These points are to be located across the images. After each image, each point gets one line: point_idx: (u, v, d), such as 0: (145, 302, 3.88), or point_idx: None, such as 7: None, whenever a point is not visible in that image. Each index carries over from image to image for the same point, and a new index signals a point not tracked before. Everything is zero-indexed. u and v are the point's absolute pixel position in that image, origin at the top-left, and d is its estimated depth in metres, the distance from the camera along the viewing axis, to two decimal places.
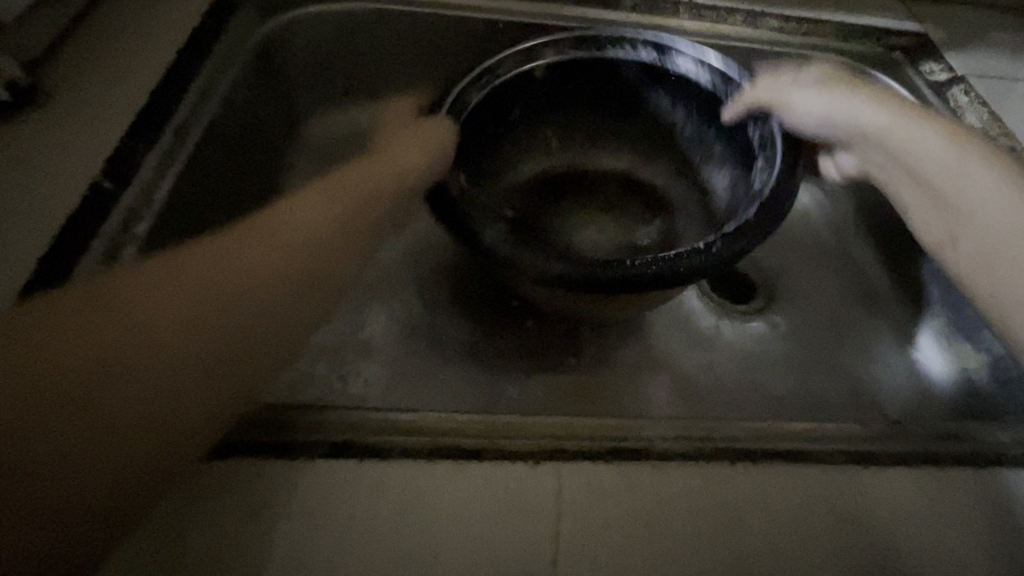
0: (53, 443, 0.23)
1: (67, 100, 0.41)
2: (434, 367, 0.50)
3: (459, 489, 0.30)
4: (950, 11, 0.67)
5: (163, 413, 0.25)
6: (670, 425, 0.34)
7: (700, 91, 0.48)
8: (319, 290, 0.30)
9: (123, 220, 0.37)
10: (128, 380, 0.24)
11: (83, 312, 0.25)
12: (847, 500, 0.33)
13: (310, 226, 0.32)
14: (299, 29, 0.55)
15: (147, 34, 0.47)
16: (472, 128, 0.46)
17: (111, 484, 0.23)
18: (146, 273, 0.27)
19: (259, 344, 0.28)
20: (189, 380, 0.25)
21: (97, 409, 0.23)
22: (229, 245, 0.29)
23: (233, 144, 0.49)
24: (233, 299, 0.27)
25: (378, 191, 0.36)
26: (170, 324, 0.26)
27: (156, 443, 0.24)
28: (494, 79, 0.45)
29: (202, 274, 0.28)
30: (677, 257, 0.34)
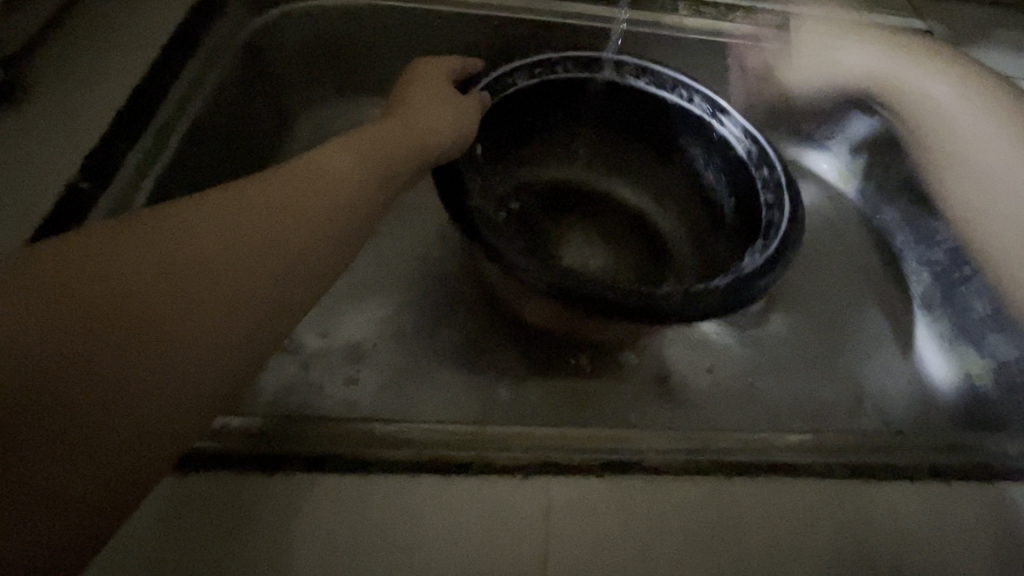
0: (63, 413, 0.21)
1: (46, 97, 0.40)
2: (427, 372, 0.49)
3: (446, 504, 0.29)
4: (957, 8, 0.66)
5: (138, 393, 0.22)
6: (668, 435, 0.33)
7: (734, 156, 0.47)
8: (319, 262, 0.28)
9: (102, 222, 0.36)
10: (143, 347, 0.22)
11: (89, 272, 0.23)
12: (849, 514, 0.32)
13: (331, 188, 0.31)
14: (289, 25, 0.54)
15: (131, 29, 0.45)
16: (506, 111, 0.47)
17: (131, 454, 0.22)
18: (120, 235, 0.24)
19: (250, 321, 0.25)
20: (210, 349, 0.24)
21: (62, 386, 0.21)
22: (246, 205, 0.27)
23: (222, 143, 0.48)
24: (223, 269, 0.25)
25: (386, 158, 0.34)
26: (150, 292, 0.23)
27: (130, 429, 0.22)
28: (547, 75, 0.46)
29: (221, 234, 0.26)
30: (694, 312, 0.33)
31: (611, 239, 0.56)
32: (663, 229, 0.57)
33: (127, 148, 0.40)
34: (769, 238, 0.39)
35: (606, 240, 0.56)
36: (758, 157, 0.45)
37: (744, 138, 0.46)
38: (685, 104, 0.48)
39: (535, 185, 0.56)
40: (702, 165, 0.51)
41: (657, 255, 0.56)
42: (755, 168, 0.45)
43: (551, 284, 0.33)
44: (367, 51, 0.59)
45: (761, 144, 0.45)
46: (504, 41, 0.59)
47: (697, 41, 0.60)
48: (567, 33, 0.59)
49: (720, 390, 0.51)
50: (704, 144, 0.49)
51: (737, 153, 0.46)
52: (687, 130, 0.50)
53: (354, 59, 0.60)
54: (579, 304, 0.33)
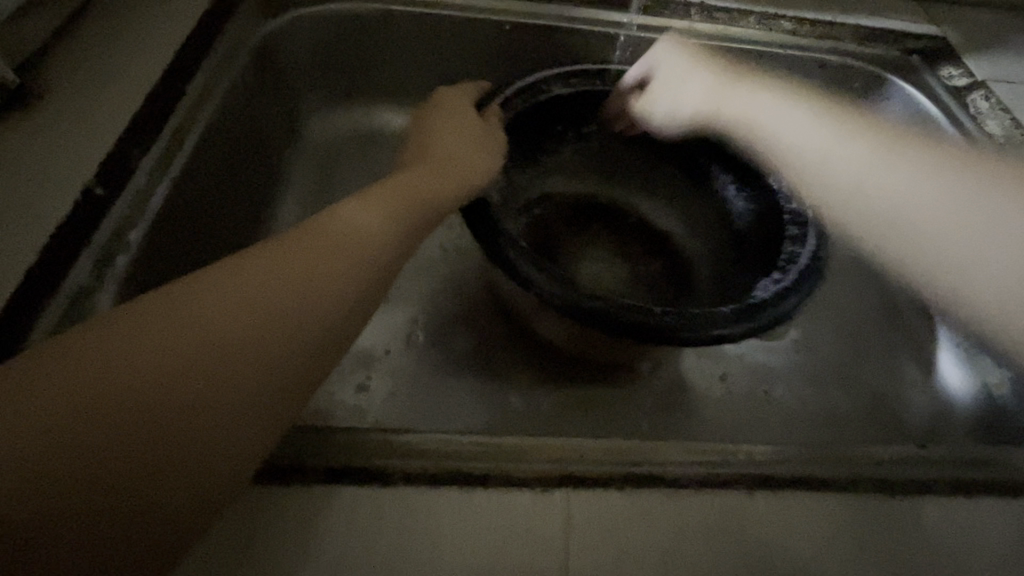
0: (141, 449, 0.22)
1: (58, 100, 0.40)
2: (437, 379, 0.49)
3: (462, 518, 0.29)
4: (968, 14, 0.65)
5: (195, 447, 0.23)
6: (687, 446, 0.32)
7: (765, 189, 0.46)
8: (356, 307, 0.29)
9: (117, 228, 0.36)
10: (213, 380, 0.24)
11: (161, 318, 0.25)
12: (874, 529, 0.31)
13: (374, 221, 0.33)
14: (299, 29, 0.54)
15: (143, 33, 0.45)
16: (541, 116, 0.49)
17: (203, 483, 0.23)
18: (183, 285, 0.26)
19: (294, 370, 0.26)
20: (271, 377, 0.26)
21: (123, 443, 0.22)
22: (302, 243, 0.30)
23: (233, 149, 0.49)
24: (268, 322, 0.26)
25: (416, 202, 0.36)
26: (202, 349, 0.24)
27: (189, 482, 0.23)
28: (585, 85, 0.49)
29: (277, 272, 0.28)
30: (723, 335, 0.35)
31: (625, 254, 0.57)
32: (683, 252, 0.57)
33: (141, 153, 0.40)
34: (785, 273, 0.39)
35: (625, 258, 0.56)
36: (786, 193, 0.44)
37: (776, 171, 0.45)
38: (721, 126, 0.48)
39: (561, 196, 0.57)
40: (733, 195, 0.51)
41: (676, 275, 0.56)
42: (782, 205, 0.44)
43: (576, 302, 0.35)
44: (377, 56, 0.59)
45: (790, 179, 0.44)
46: (514, 46, 0.59)
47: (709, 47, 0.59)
48: (578, 38, 0.58)
49: (732, 399, 0.51)
50: (737, 170, 0.49)
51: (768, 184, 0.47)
52: (723, 154, 0.50)
53: (364, 64, 0.60)
54: (608, 322, 0.35)
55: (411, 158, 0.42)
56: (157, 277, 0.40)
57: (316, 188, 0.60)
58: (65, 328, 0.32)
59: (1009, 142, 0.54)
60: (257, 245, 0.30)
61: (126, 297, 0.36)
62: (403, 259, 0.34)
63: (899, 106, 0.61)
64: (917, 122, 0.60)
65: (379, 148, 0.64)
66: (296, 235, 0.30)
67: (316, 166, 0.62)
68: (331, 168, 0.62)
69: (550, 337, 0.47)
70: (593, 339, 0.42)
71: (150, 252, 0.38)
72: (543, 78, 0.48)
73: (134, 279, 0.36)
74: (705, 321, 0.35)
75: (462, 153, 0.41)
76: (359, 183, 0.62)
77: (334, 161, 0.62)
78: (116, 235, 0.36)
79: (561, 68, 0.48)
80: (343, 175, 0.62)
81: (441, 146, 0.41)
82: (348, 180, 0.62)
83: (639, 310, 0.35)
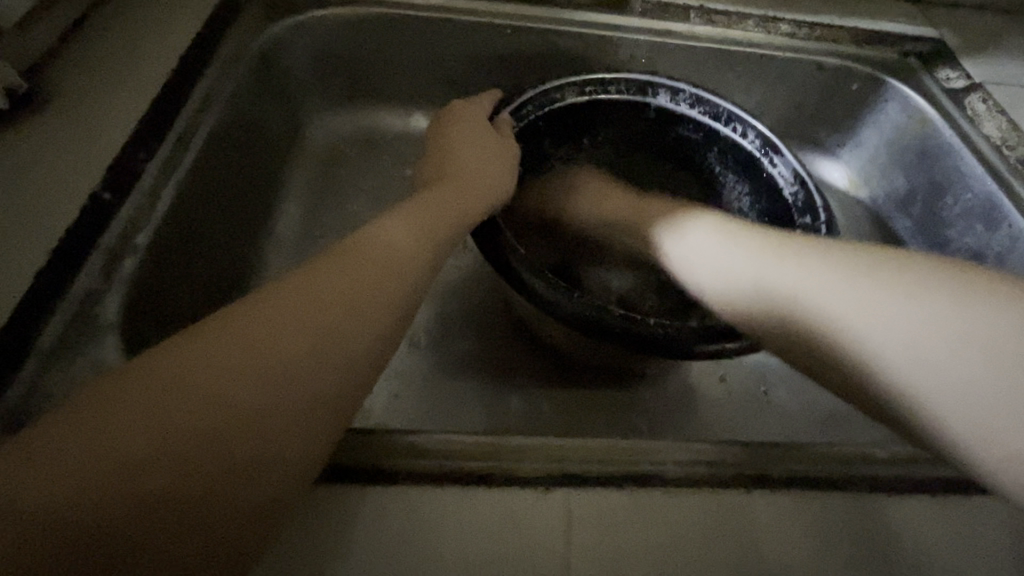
0: (202, 462, 0.23)
1: (64, 107, 0.40)
2: (440, 380, 0.49)
3: (463, 516, 0.29)
4: (964, 15, 0.66)
5: (247, 474, 0.24)
6: (686, 446, 0.33)
7: (783, 197, 0.50)
8: (388, 328, 0.31)
9: (123, 230, 0.37)
10: (267, 395, 0.25)
11: (215, 338, 0.26)
12: (868, 526, 0.31)
13: (410, 236, 0.35)
14: (302, 35, 0.54)
15: (147, 39, 0.46)
16: (553, 120, 0.53)
17: (259, 494, 0.24)
18: (233, 309, 0.27)
19: (335, 390, 0.27)
20: (321, 391, 0.27)
21: (183, 457, 0.23)
22: (347, 256, 0.32)
23: (235, 153, 0.49)
24: (309, 346, 0.27)
25: (443, 216, 0.39)
26: (247, 379, 0.25)
27: (242, 506, 0.24)
28: (598, 94, 0.52)
29: (323, 289, 0.29)
30: (724, 347, 0.36)
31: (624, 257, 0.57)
32: None
33: (146, 158, 0.40)
34: None
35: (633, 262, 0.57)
36: (803, 201, 0.47)
37: (793, 181, 0.49)
38: (739, 138, 0.52)
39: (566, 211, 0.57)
40: (748, 206, 0.55)
41: None
42: (799, 213, 0.47)
43: (584, 312, 0.37)
44: (379, 60, 0.60)
45: (807, 188, 0.48)
46: (514, 49, 0.60)
47: (709, 49, 0.60)
48: (577, 41, 0.59)
49: (731, 399, 0.52)
50: (753, 181, 0.54)
51: (781, 191, 0.50)
52: (741, 163, 0.54)
53: (365, 70, 0.60)
54: (611, 331, 0.37)
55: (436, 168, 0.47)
56: (163, 280, 0.41)
57: (320, 192, 0.61)
58: (74, 332, 0.33)
59: (1005, 144, 0.55)
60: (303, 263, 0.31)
61: (132, 300, 0.36)
62: (431, 271, 0.36)
63: (896, 107, 0.61)
64: (914, 123, 0.60)
65: (380, 151, 0.65)
66: (327, 259, 0.31)
67: (318, 169, 0.63)
68: (336, 171, 0.63)
69: (554, 342, 0.48)
70: (595, 346, 0.43)
71: (155, 255, 0.39)
72: (556, 88, 0.51)
73: (140, 283, 0.37)
74: (703, 335, 0.36)
75: (475, 174, 0.45)
76: (362, 186, 0.63)
77: (337, 165, 0.63)
78: (123, 239, 0.37)
79: (574, 78, 0.51)
80: (348, 178, 0.63)
81: (462, 165, 0.46)
82: (352, 183, 0.63)
83: (637, 321, 0.37)
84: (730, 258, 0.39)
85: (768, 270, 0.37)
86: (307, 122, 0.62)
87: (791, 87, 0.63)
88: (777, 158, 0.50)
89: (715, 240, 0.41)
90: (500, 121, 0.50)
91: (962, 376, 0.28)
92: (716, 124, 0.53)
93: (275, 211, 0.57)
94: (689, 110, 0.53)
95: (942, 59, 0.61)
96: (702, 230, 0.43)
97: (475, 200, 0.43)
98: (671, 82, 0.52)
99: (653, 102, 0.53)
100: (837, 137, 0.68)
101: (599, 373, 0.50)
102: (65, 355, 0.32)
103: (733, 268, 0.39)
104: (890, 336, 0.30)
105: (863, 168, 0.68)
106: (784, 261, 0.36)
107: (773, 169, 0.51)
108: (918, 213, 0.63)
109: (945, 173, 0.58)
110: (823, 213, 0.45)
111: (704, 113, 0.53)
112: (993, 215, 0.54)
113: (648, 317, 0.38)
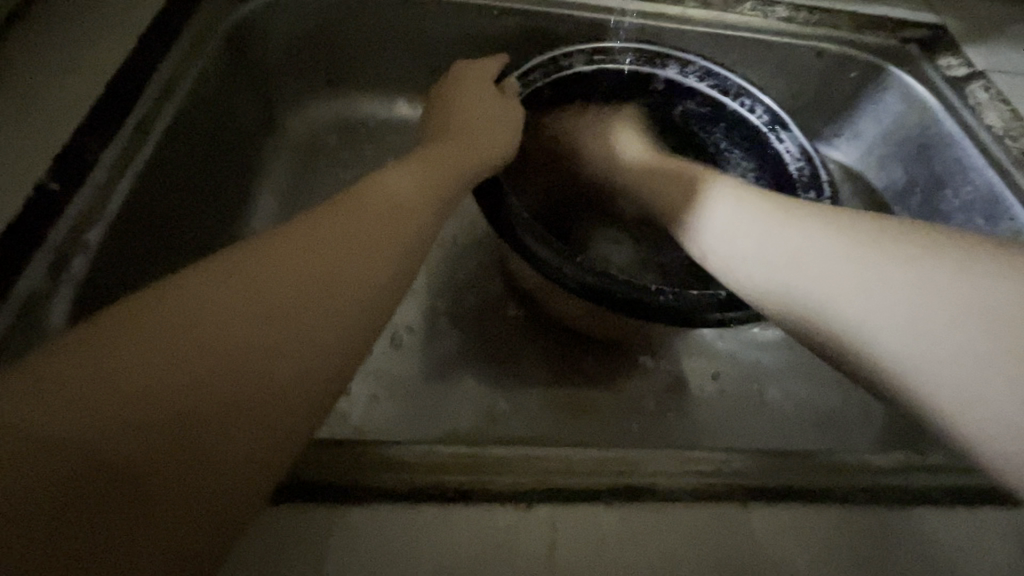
0: (163, 444, 0.21)
1: (13, 90, 0.37)
2: (423, 380, 0.47)
3: (441, 539, 0.27)
4: (969, 1, 0.63)
5: (220, 454, 0.22)
6: (677, 457, 0.31)
7: (787, 171, 0.49)
8: (371, 309, 0.28)
9: (75, 224, 0.34)
10: (242, 371, 0.23)
11: (190, 306, 0.24)
12: (870, 543, 0.30)
13: (409, 201, 0.34)
14: (276, 15, 0.51)
15: (105, 17, 0.42)
16: (558, 91, 0.51)
17: (225, 483, 0.22)
18: (214, 272, 0.26)
19: (322, 363, 0.25)
20: (303, 368, 0.25)
21: (144, 435, 0.21)
22: (341, 220, 0.30)
23: (202, 140, 0.46)
24: (286, 321, 0.25)
25: (443, 184, 0.37)
26: (216, 353, 0.23)
27: (216, 488, 0.22)
28: (606, 64, 0.50)
29: (311, 259, 0.27)
30: (727, 316, 0.37)
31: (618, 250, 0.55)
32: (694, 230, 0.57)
33: (101, 146, 0.37)
34: None
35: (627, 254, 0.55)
36: (809, 177, 0.46)
37: (799, 157, 0.48)
38: (746, 113, 0.51)
39: (573, 178, 0.56)
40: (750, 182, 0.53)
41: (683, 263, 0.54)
42: (803, 186, 0.46)
43: (588, 281, 0.37)
44: (360, 43, 0.56)
45: (813, 164, 0.47)
46: (502, 32, 0.57)
47: (706, 34, 0.57)
48: (569, 24, 0.56)
49: (724, 399, 0.50)
50: (758, 157, 0.52)
51: (788, 167, 0.48)
52: (747, 139, 0.52)
53: (344, 53, 0.57)
54: (616, 300, 0.37)
55: (435, 133, 0.45)
56: (120, 278, 0.38)
57: (296, 181, 0.58)
58: (13, 338, 0.30)
59: (1008, 135, 0.53)
60: (291, 226, 0.29)
61: (82, 302, 0.34)
62: (432, 239, 0.34)
63: (896, 97, 0.59)
64: (914, 112, 0.59)
65: (362, 140, 0.62)
66: (310, 227, 0.29)
67: (295, 157, 0.60)
68: (315, 159, 0.60)
69: (560, 314, 0.47)
70: (608, 317, 0.41)
71: (108, 253, 0.36)
72: (562, 59, 0.49)
73: (91, 282, 0.34)
74: (707, 303, 0.37)
75: (477, 139, 0.43)
76: (342, 176, 0.60)
77: (314, 153, 0.60)
78: (72, 235, 0.34)
79: (583, 48, 0.50)
80: (328, 166, 0.60)
81: (463, 127, 0.44)
82: (332, 172, 0.60)
83: (639, 287, 0.37)
84: (749, 223, 0.39)
85: (783, 231, 0.37)
86: (285, 107, 0.59)
87: (790, 74, 0.61)
88: (784, 134, 0.49)
89: (736, 207, 0.41)
90: (504, 86, 0.48)
91: (966, 347, 0.28)
92: (724, 99, 0.51)
93: (249, 204, 0.55)
94: (700, 82, 0.51)
95: (947, 46, 0.59)
96: (715, 201, 0.42)
97: (475, 167, 0.41)
98: (682, 55, 0.50)
99: (662, 74, 0.51)
100: (837, 127, 0.66)
101: (602, 345, 0.50)
102: (4, 365, 0.29)
103: (744, 230, 0.39)
104: (893, 282, 0.32)
105: (864, 160, 0.66)
106: (799, 224, 0.37)
107: (779, 144, 0.49)
108: (916, 205, 0.61)
109: (945, 164, 0.57)
110: (827, 189, 0.45)
111: (713, 86, 0.51)
112: (995, 208, 0.52)
113: (650, 285, 0.37)
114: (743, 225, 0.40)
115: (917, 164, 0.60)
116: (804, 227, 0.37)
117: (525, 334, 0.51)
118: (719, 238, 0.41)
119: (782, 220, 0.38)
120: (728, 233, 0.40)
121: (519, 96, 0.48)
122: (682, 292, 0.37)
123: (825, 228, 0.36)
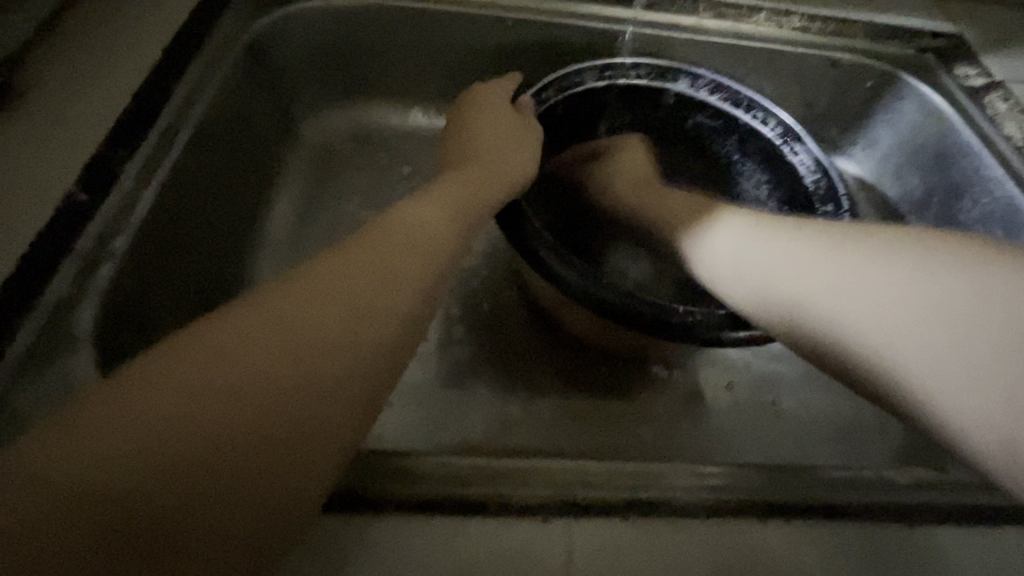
0: (221, 465, 0.22)
1: (42, 102, 0.38)
2: (438, 390, 0.47)
3: (459, 551, 0.28)
4: (986, 11, 0.63)
5: (263, 482, 0.23)
6: (696, 472, 0.31)
7: (803, 185, 0.49)
8: (399, 334, 0.29)
9: (101, 235, 0.35)
10: (289, 390, 0.24)
11: (237, 330, 0.25)
12: (890, 562, 0.30)
13: (436, 223, 0.35)
14: (293, 27, 0.52)
15: (131, 30, 0.43)
16: (573, 105, 0.51)
17: (279, 499, 0.23)
18: (257, 298, 0.27)
19: (361, 381, 0.26)
20: (345, 386, 0.26)
21: (204, 455, 0.22)
22: (372, 243, 0.31)
23: (222, 151, 0.47)
24: (304, 361, 0.25)
25: (462, 203, 0.38)
26: (264, 375, 0.24)
27: (248, 521, 0.23)
28: (616, 78, 0.50)
29: (350, 280, 0.28)
30: (750, 336, 0.37)
31: (633, 260, 0.55)
32: None
33: (126, 157, 0.38)
34: None
35: (643, 264, 0.55)
36: (826, 190, 0.46)
37: (815, 169, 0.48)
38: (760, 126, 0.50)
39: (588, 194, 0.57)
40: (766, 194, 0.54)
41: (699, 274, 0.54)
42: (820, 203, 0.46)
43: (605, 300, 0.37)
44: (376, 53, 0.57)
45: (829, 177, 0.47)
46: (516, 42, 0.57)
47: (720, 44, 0.57)
48: (583, 35, 0.56)
49: (737, 410, 0.50)
50: (773, 169, 0.52)
51: (803, 181, 0.49)
52: (761, 152, 0.52)
53: (361, 65, 0.58)
54: (638, 320, 0.37)
55: (454, 153, 0.46)
56: (143, 287, 0.39)
57: (312, 190, 0.59)
58: (42, 346, 0.31)
59: None
60: (326, 252, 0.31)
61: (108, 310, 0.34)
62: (455, 259, 0.35)
63: (912, 106, 0.59)
64: (931, 122, 0.58)
65: (379, 148, 0.62)
66: (346, 252, 0.30)
67: (310, 166, 0.60)
68: (333, 168, 0.61)
69: (573, 329, 0.47)
70: (621, 333, 0.42)
71: (133, 262, 0.37)
72: (571, 75, 0.49)
73: (117, 290, 0.35)
74: (730, 321, 0.38)
75: (496, 158, 0.44)
76: (359, 185, 0.60)
77: (332, 162, 0.61)
78: (99, 243, 0.35)
79: (591, 65, 0.50)
80: (349, 174, 0.61)
81: (481, 146, 0.45)
82: (351, 180, 0.60)
83: (660, 309, 0.37)
84: (761, 247, 0.39)
85: (792, 258, 0.37)
86: (303, 118, 0.60)
87: (804, 85, 0.61)
88: (799, 147, 0.49)
89: (746, 233, 0.41)
90: (520, 104, 0.49)
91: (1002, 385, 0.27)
92: (736, 111, 0.51)
93: (267, 212, 0.55)
94: (711, 97, 0.51)
95: (964, 56, 0.58)
96: (725, 229, 0.42)
97: (494, 185, 0.41)
98: (691, 68, 0.50)
99: (672, 88, 0.51)
100: (850, 137, 0.66)
101: (616, 361, 0.50)
102: (33, 372, 0.30)
103: (757, 254, 0.39)
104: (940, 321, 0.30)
105: (877, 168, 0.65)
106: (812, 245, 0.37)
107: (794, 157, 0.49)
108: (932, 216, 0.61)
109: (963, 175, 0.56)
110: (845, 202, 0.45)
111: (724, 100, 0.51)
112: (1016, 219, 0.52)
113: (674, 305, 0.38)
114: (757, 252, 0.39)
115: (934, 175, 0.60)
116: (816, 249, 0.37)
117: (540, 345, 0.51)
118: (732, 270, 0.40)
119: (800, 243, 0.38)
120: (739, 257, 0.40)
121: (534, 112, 0.49)
122: (708, 312, 0.38)
123: (846, 250, 0.35)
